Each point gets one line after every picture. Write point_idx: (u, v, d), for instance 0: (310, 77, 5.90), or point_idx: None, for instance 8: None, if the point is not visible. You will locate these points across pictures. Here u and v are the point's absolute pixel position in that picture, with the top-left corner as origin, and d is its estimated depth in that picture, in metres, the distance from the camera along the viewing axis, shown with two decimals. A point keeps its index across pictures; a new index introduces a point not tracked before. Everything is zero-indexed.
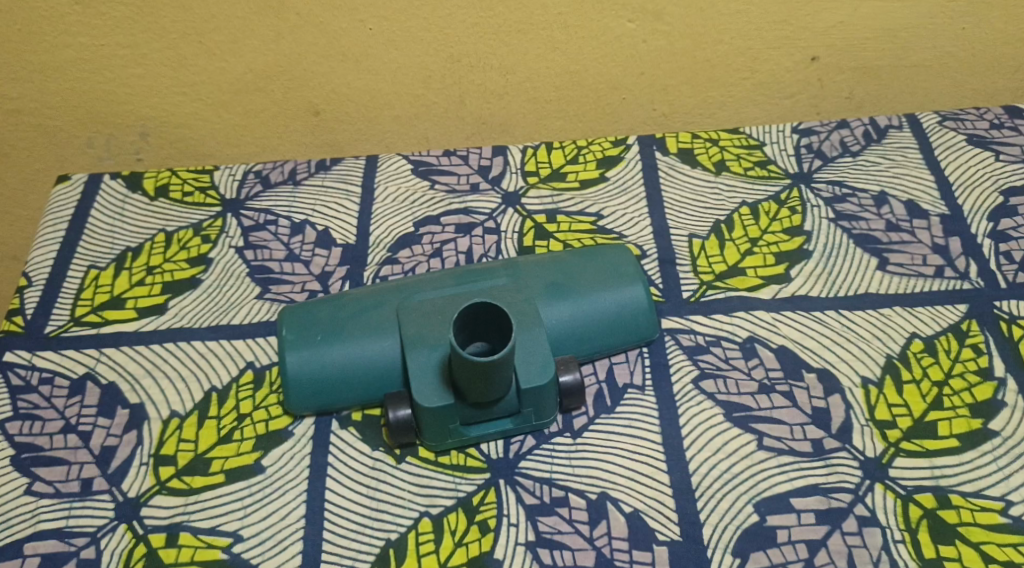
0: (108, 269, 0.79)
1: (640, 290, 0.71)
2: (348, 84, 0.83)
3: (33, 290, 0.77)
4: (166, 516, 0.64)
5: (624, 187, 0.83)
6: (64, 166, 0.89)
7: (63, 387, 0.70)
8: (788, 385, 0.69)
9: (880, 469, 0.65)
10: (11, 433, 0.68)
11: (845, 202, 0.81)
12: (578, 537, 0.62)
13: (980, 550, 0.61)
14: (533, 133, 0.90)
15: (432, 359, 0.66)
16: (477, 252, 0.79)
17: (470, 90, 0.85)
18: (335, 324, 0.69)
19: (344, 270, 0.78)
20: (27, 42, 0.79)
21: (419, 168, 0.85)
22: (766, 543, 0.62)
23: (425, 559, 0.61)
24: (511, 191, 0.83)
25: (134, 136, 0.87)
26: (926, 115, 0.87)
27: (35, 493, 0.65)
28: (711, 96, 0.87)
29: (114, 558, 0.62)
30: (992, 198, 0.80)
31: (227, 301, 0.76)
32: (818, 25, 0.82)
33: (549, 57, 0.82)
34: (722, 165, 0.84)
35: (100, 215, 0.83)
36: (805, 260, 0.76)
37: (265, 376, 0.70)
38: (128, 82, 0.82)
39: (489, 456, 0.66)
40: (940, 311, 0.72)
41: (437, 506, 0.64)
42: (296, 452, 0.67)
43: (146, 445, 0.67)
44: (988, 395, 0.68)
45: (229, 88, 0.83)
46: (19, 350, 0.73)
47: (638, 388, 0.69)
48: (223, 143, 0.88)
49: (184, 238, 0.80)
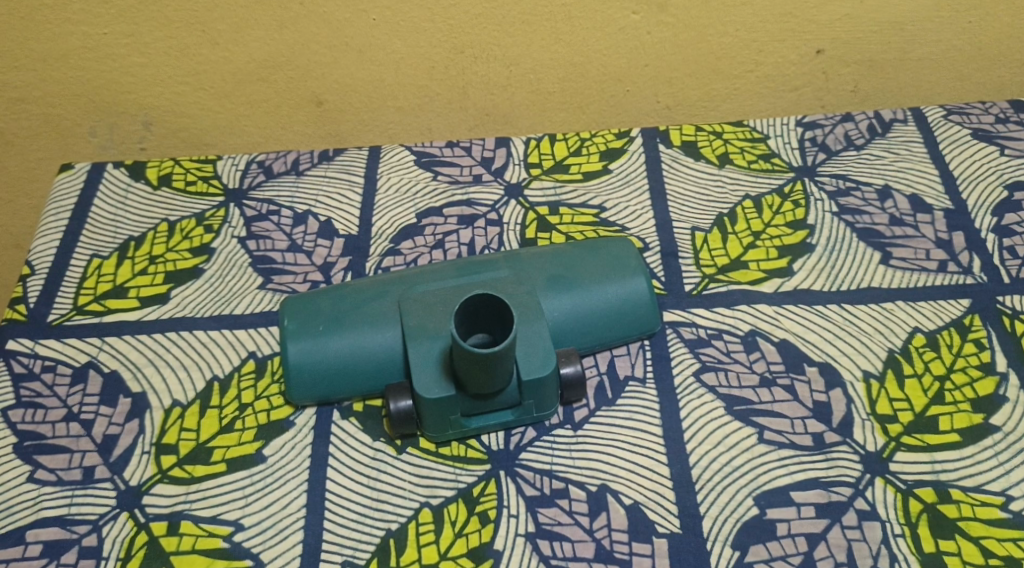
0: (110, 257, 0.79)
1: (642, 283, 0.71)
2: (351, 75, 0.83)
3: (36, 279, 0.77)
4: (167, 505, 0.64)
5: (628, 179, 0.83)
6: (68, 155, 0.89)
7: (66, 375, 0.71)
8: (789, 378, 0.69)
9: (881, 463, 0.64)
10: (14, 421, 0.68)
11: (848, 195, 0.80)
12: (578, 529, 0.62)
13: (979, 545, 0.61)
14: (536, 125, 0.89)
15: (433, 349, 0.66)
16: (479, 244, 0.79)
17: (474, 81, 0.85)
18: (338, 314, 0.69)
19: (346, 261, 0.78)
20: (30, 30, 0.79)
21: (421, 159, 0.85)
22: (766, 535, 0.62)
23: (425, 549, 0.62)
24: (514, 183, 0.83)
25: (136, 125, 0.87)
26: (931, 109, 0.87)
27: (38, 480, 0.65)
28: (715, 88, 0.87)
29: (115, 546, 0.62)
30: (997, 192, 0.80)
31: (229, 291, 0.76)
32: (823, 18, 0.82)
33: (553, 48, 0.82)
34: (725, 157, 0.84)
35: (103, 205, 0.83)
36: (809, 254, 0.76)
37: (267, 365, 0.71)
38: (131, 71, 0.82)
39: (489, 447, 0.66)
40: (942, 307, 0.72)
41: (437, 496, 0.64)
42: (298, 442, 0.67)
43: (148, 434, 0.67)
44: (990, 391, 0.68)
45: (233, 78, 0.83)
46: (22, 338, 0.73)
47: (639, 380, 0.69)
48: (226, 133, 0.88)
49: (187, 228, 0.81)
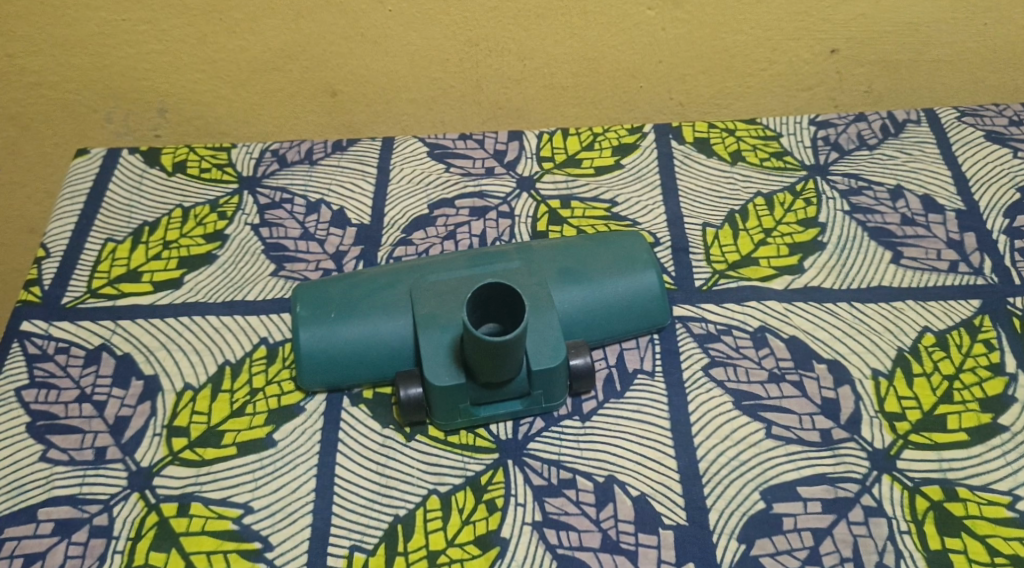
0: (125, 242, 0.79)
1: (652, 277, 0.71)
2: (366, 66, 0.84)
3: (51, 261, 0.78)
4: (177, 486, 0.64)
5: (640, 174, 0.83)
6: (84, 140, 0.90)
7: (79, 357, 0.71)
8: (798, 375, 0.69)
9: (888, 460, 0.65)
10: (27, 401, 0.69)
11: (860, 195, 0.80)
12: (585, 519, 0.63)
13: (985, 543, 0.61)
14: (549, 120, 0.90)
15: (444, 338, 0.66)
16: (491, 235, 0.79)
17: (488, 75, 0.85)
18: (350, 301, 0.69)
19: (358, 250, 0.78)
20: (49, 16, 0.80)
21: (435, 151, 0.86)
22: (772, 530, 0.62)
23: (432, 535, 0.62)
24: (526, 175, 0.83)
25: (152, 113, 0.87)
26: (945, 111, 0.87)
27: (50, 460, 0.66)
28: (729, 86, 0.87)
29: (126, 526, 0.63)
30: (1009, 194, 0.80)
31: (242, 278, 0.76)
32: (838, 17, 0.82)
33: (567, 43, 0.83)
34: (737, 155, 0.84)
35: (117, 190, 0.83)
36: (819, 252, 0.76)
37: (278, 351, 0.71)
38: (147, 58, 0.83)
39: (497, 437, 0.67)
40: (952, 306, 0.72)
41: (446, 484, 0.64)
42: (308, 427, 0.67)
43: (160, 416, 0.68)
44: (999, 391, 0.68)
45: (248, 67, 0.83)
46: (36, 320, 0.74)
47: (647, 373, 0.70)
48: (241, 121, 0.88)
49: (201, 214, 0.81)
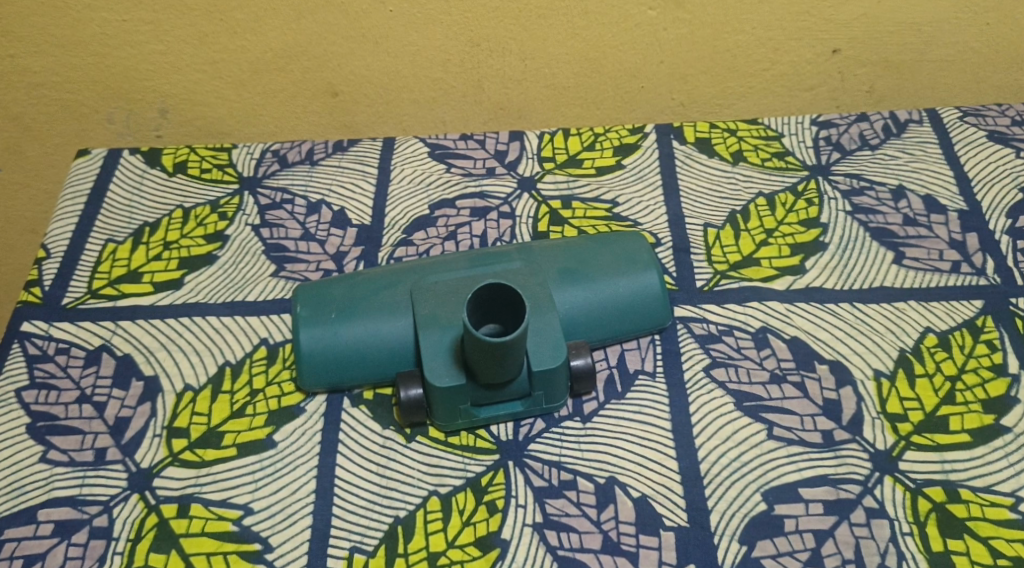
0: (125, 243, 0.79)
1: (653, 278, 0.71)
2: (367, 66, 0.84)
3: (51, 262, 0.77)
4: (177, 487, 0.64)
5: (641, 174, 0.83)
6: (85, 140, 0.90)
7: (79, 357, 0.71)
8: (800, 376, 0.69)
9: (890, 461, 0.64)
10: (27, 401, 0.69)
11: (862, 195, 0.80)
12: (585, 520, 0.62)
13: (988, 545, 0.61)
14: (550, 120, 0.90)
15: (445, 339, 0.66)
16: (491, 236, 0.79)
17: (489, 75, 0.85)
18: (350, 302, 0.69)
19: (358, 250, 0.78)
20: (50, 16, 0.79)
21: (435, 151, 0.86)
22: (774, 531, 0.62)
23: (432, 536, 0.62)
24: (527, 176, 0.83)
25: (153, 113, 0.87)
26: (947, 111, 0.86)
27: (50, 461, 0.66)
28: (731, 86, 0.87)
29: (125, 527, 0.63)
30: (1012, 195, 0.79)
31: (242, 278, 0.76)
32: (840, 17, 0.82)
33: (569, 43, 0.82)
34: (739, 155, 0.84)
35: (118, 190, 0.83)
36: (821, 253, 0.76)
37: (279, 352, 0.71)
38: (148, 58, 0.83)
39: (498, 438, 0.66)
40: (955, 307, 0.72)
41: (446, 485, 0.64)
42: (308, 428, 0.67)
43: (160, 417, 0.68)
44: (1001, 392, 0.67)
45: (249, 67, 0.83)
46: (36, 320, 0.73)
47: (648, 373, 0.70)
48: (242, 122, 0.88)
49: (201, 215, 0.81)
